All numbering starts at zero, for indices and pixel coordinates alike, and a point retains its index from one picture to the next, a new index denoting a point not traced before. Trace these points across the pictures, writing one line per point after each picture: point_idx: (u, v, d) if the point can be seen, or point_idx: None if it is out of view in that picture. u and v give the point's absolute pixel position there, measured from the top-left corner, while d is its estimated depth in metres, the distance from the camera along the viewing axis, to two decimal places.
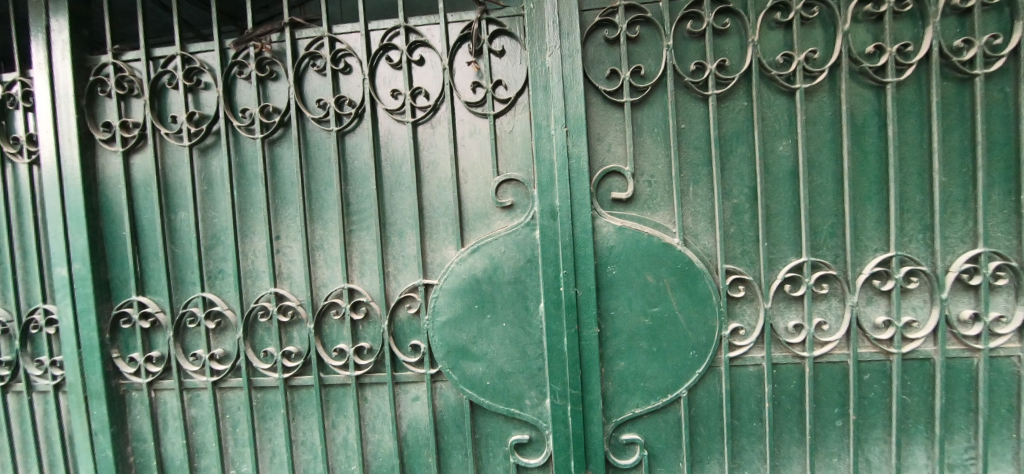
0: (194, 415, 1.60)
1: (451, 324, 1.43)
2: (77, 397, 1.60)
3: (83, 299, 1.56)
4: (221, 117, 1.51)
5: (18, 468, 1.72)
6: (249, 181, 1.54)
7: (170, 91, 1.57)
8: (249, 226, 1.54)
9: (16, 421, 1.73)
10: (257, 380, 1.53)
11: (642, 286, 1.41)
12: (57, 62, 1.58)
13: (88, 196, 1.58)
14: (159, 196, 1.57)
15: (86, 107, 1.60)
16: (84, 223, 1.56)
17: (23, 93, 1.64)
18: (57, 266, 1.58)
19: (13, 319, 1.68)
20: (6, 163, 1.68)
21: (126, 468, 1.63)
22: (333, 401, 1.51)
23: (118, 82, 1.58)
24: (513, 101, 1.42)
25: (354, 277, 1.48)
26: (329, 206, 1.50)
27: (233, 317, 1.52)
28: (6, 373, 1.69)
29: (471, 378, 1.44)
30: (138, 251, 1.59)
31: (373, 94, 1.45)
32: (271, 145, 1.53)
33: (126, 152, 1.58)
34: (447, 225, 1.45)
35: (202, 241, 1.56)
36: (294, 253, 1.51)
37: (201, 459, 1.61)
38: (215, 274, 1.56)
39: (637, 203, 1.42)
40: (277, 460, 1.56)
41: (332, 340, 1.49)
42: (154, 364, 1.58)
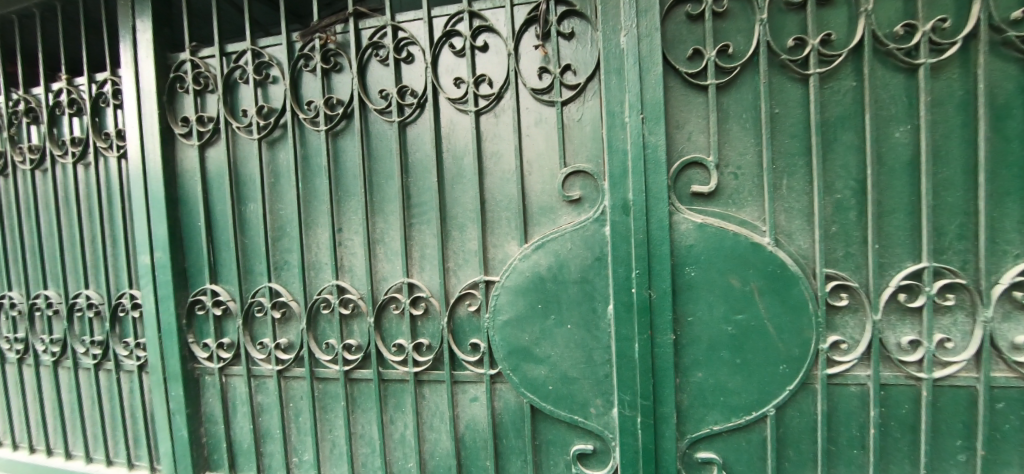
0: (260, 401, 1.64)
1: (513, 324, 1.35)
2: (158, 378, 1.69)
3: (164, 286, 1.65)
4: (288, 110, 1.52)
5: (110, 439, 1.87)
6: (313, 174, 1.54)
7: (241, 86, 1.61)
8: (312, 218, 1.54)
9: (107, 396, 1.86)
10: (319, 371, 1.54)
11: (725, 289, 1.26)
12: (142, 60, 1.66)
13: (168, 188, 1.66)
14: (231, 188, 1.61)
15: (167, 103, 1.67)
16: (164, 213, 1.64)
17: (113, 91, 1.74)
18: (141, 254, 1.67)
19: (104, 301, 1.80)
20: (98, 156, 1.80)
21: (199, 447, 1.71)
22: (391, 397, 1.49)
23: (195, 78, 1.64)
24: (583, 86, 1.31)
25: (414, 272, 1.44)
26: (390, 199, 1.46)
27: (297, 307, 1.54)
28: (99, 352, 1.82)
29: (533, 381, 1.36)
30: (211, 240, 1.65)
31: (436, 83, 1.40)
32: (334, 137, 1.52)
33: (202, 145, 1.64)
34: (510, 220, 1.38)
35: (269, 233, 1.58)
36: (355, 247, 1.50)
37: (266, 445, 1.65)
38: (281, 265, 1.58)
39: (722, 197, 1.27)
40: (337, 451, 1.57)
41: (391, 335, 1.46)
42: (225, 350, 1.63)
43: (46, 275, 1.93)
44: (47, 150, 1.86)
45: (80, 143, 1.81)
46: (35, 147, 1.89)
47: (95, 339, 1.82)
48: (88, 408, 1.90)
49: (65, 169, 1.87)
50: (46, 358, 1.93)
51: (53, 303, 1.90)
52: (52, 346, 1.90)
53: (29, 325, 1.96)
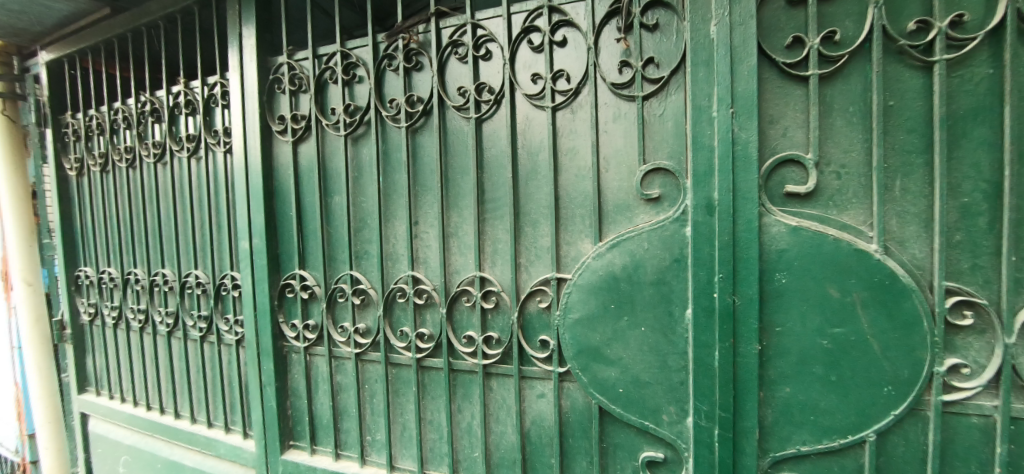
0: (339, 381, 1.75)
1: (585, 323, 1.33)
2: (253, 352, 1.86)
3: (261, 269, 1.81)
4: (372, 108, 1.60)
5: (210, 403, 2.09)
6: (393, 168, 1.61)
7: (330, 86, 1.71)
8: (390, 211, 1.61)
9: (208, 365, 2.08)
10: (393, 356, 1.61)
11: (821, 299, 1.16)
12: (247, 64, 1.83)
13: (265, 180, 1.81)
14: (319, 182, 1.73)
15: (266, 102, 1.83)
16: (262, 203, 1.79)
17: (222, 93, 1.93)
18: (241, 240, 1.85)
19: (210, 281, 2.02)
20: (208, 151, 2.00)
21: (285, 418, 1.86)
22: (460, 387, 1.53)
23: (291, 79, 1.77)
24: (667, 80, 1.26)
25: (486, 266, 1.46)
26: (465, 194, 1.49)
27: (376, 295, 1.62)
28: (204, 325, 2.04)
29: (603, 383, 1.33)
30: (300, 229, 1.78)
31: (514, 79, 1.40)
32: (413, 133, 1.57)
33: (295, 141, 1.77)
34: (584, 217, 1.35)
35: (352, 223, 1.68)
36: (430, 239, 1.54)
37: (343, 422, 1.76)
38: (362, 255, 1.67)
39: (821, 197, 1.16)
40: (408, 434, 1.64)
41: (462, 326, 1.50)
42: (310, 331, 1.76)
43: (164, 255, 2.19)
44: (167, 145, 2.11)
45: (194, 140, 2.03)
46: (158, 143, 2.15)
47: (202, 314, 2.04)
48: (194, 374, 2.14)
49: (181, 162, 2.11)
50: (162, 328, 2.19)
51: (169, 280, 2.16)
52: (167, 318, 2.17)
53: (150, 298, 2.24)
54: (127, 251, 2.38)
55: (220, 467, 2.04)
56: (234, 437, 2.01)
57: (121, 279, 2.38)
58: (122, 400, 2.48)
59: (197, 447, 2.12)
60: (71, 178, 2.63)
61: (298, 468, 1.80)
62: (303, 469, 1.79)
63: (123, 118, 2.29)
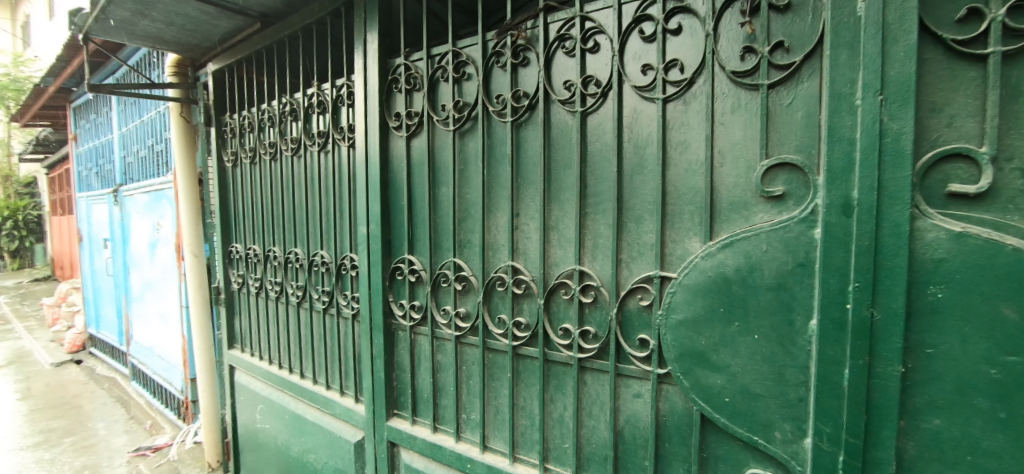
0: (440, 360, 1.88)
1: (689, 326, 1.27)
2: (367, 326, 2.07)
3: (375, 253, 2.00)
4: (480, 104, 1.67)
5: (329, 368, 2.38)
6: (496, 162, 1.67)
7: (442, 84, 1.82)
8: (493, 202, 1.68)
9: (328, 334, 2.36)
10: (490, 342, 1.69)
11: (991, 321, 0.92)
12: (370, 66, 2.01)
13: (381, 171, 1.99)
14: (429, 174, 1.86)
15: (385, 101, 2.00)
16: (378, 193, 1.98)
17: (348, 93, 2.16)
18: (360, 226, 2.06)
19: (332, 261, 2.28)
20: (334, 145, 2.25)
21: (390, 389, 2.05)
22: (553, 377, 1.56)
23: (407, 79, 1.92)
24: (799, 66, 1.12)
25: (585, 261, 1.46)
26: (567, 187, 1.50)
27: (476, 282, 1.71)
28: (327, 299, 2.31)
29: (707, 389, 1.26)
30: (411, 218, 1.93)
31: (622, 71, 1.37)
32: (518, 128, 1.61)
33: (409, 136, 1.91)
34: (693, 214, 1.29)
35: (457, 214, 1.78)
36: (530, 231, 1.58)
37: (441, 398, 1.89)
38: (465, 244, 1.77)
39: (998, 199, 0.93)
40: (500, 417, 1.71)
41: (558, 318, 1.51)
42: (416, 311, 1.91)
43: (296, 237, 2.52)
44: (302, 141, 2.41)
45: (324, 136, 2.30)
46: (295, 138, 2.47)
47: (325, 289, 2.32)
48: (316, 342, 2.43)
49: (313, 155, 2.40)
50: (293, 299, 2.54)
51: (300, 258, 2.48)
52: (298, 291, 2.50)
53: (284, 273, 2.60)
54: (267, 232, 2.77)
55: (335, 424, 2.32)
56: (347, 400, 2.27)
57: (263, 255, 2.78)
58: (260, 358, 2.91)
59: (317, 405, 2.42)
60: (227, 169, 3.13)
61: (400, 435, 1.98)
62: (405, 436, 1.96)
63: (268, 118, 2.66)
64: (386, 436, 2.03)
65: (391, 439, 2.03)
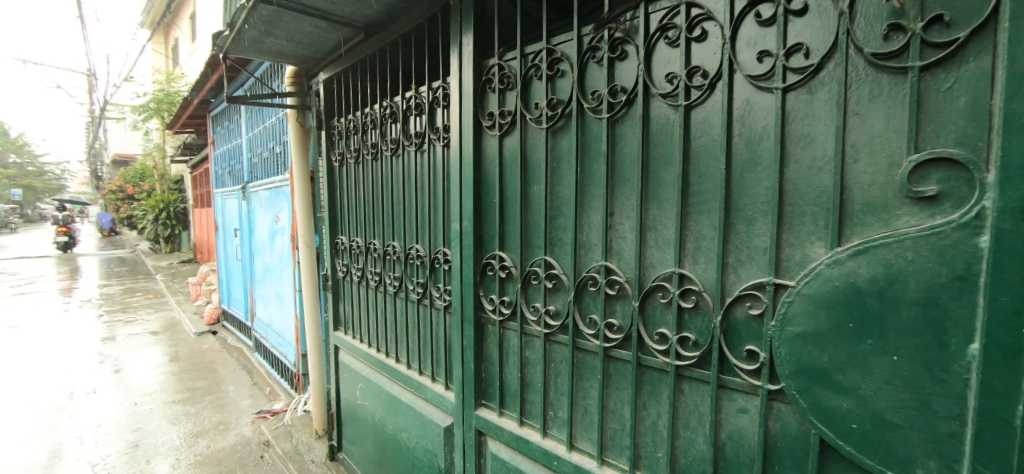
0: (528, 356, 1.91)
1: (809, 340, 1.14)
2: (458, 318, 2.16)
3: (468, 248, 2.08)
4: (575, 100, 1.65)
5: (422, 355, 2.53)
6: (590, 159, 1.64)
7: (535, 82, 1.82)
8: (586, 200, 1.66)
9: (422, 324, 2.52)
10: (580, 342, 1.68)
11: None
12: (465, 68, 2.08)
13: (475, 169, 2.05)
14: (521, 172, 1.88)
15: (480, 101, 2.05)
16: (471, 191, 2.05)
17: (443, 95, 2.25)
18: (454, 222, 2.15)
19: (427, 254, 2.42)
20: (430, 145, 2.37)
21: (479, 380, 2.12)
22: (646, 383, 1.50)
23: (501, 79, 1.95)
24: (964, 42, 0.92)
25: (686, 264, 1.39)
26: (667, 186, 1.43)
27: (567, 281, 1.70)
28: (421, 290, 2.46)
29: (828, 411, 1.13)
30: (503, 215, 1.98)
31: (734, 59, 1.26)
32: (614, 124, 1.56)
33: (502, 135, 1.95)
34: (817, 217, 1.15)
35: (549, 212, 1.79)
36: (624, 231, 1.54)
37: (529, 393, 1.92)
38: (556, 242, 1.77)
39: None
40: (588, 418, 1.70)
41: (654, 322, 1.46)
42: (505, 307, 1.96)
43: (394, 231, 2.70)
44: (401, 141, 2.58)
45: (421, 136, 2.42)
46: (394, 139, 2.65)
47: (420, 281, 2.47)
48: (411, 330, 2.60)
49: (410, 155, 2.55)
50: (391, 289, 2.73)
51: (397, 251, 2.66)
52: (395, 281, 2.69)
53: (383, 265, 2.80)
54: (368, 226, 3.00)
55: (426, 408, 2.46)
56: (437, 387, 2.39)
57: (364, 247, 3.03)
58: (360, 341, 3.18)
59: (411, 389, 2.59)
60: (335, 168, 3.45)
61: (488, 425, 2.05)
62: (493, 427, 2.02)
63: (370, 121, 2.88)
64: (474, 425, 2.12)
65: (478, 428, 2.11)
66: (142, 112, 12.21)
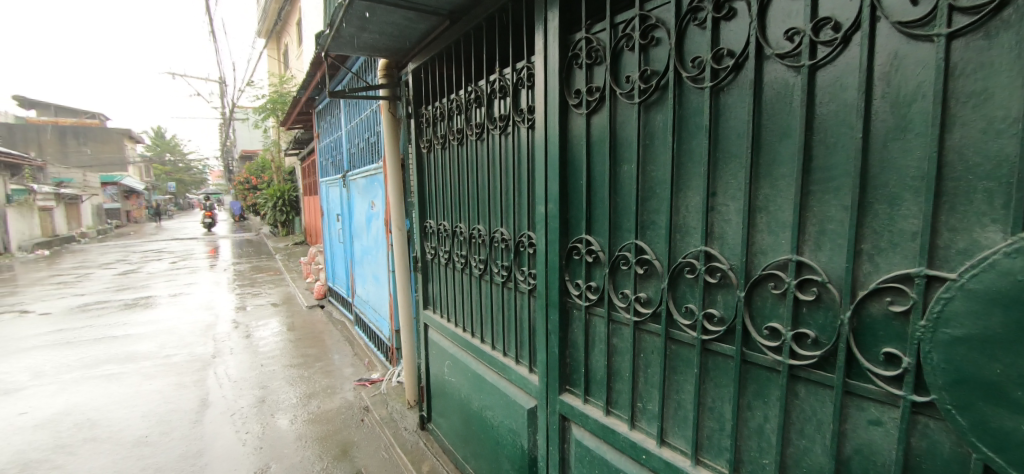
0: (616, 344, 1.84)
1: (974, 345, 0.91)
2: (543, 302, 2.14)
3: (554, 232, 2.04)
4: (672, 70, 1.50)
5: (506, 336, 2.57)
6: (689, 134, 1.49)
7: (626, 54, 1.70)
8: (683, 180, 1.52)
9: (507, 306, 2.55)
10: (674, 332, 1.57)
11: None
12: (551, 45, 2.01)
13: (561, 150, 1.99)
14: (610, 151, 1.78)
15: (566, 79, 1.97)
16: (557, 172, 1.99)
17: (527, 75, 2.21)
18: (539, 205, 2.12)
19: (512, 238, 2.42)
20: (514, 128, 2.35)
21: (564, 365, 2.10)
22: (751, 381, 1.36)
23: (588, 53, 1.85)
24: None
25: (805, 251, 1.21)
26: (783, 162, 1.25)
27: (660, 267, 1.59)
28: (506, 273, 2.49)
29: (997, 433, 0.90)
30: (590, 198, 1.90)
31: (877, 3, 1.03)
32: (718, 94, 1.39)
33: (589, 113, 1.86)
34: (991, 195, 0.91)
35: (641, 193, 1.68)
36: (729, 214, 1.39)
37: (616, 383, 1.86)
38: (648, 225, 1.66)
39: None
40: (682, 414, 1.59)
41: (764, 315, 1.30)
42: (592, 292, 1.90)
43: (480, 215, 2.75)
44: (486, 125, 2.59)
45: (505, 119, 2.41)
46: (478, 123, 2.67)
47: (505, 264, 2.49)
48: (496, 311, 2.65)
49: (495, 138, 2.56)
50: (476, 271, 2.80)
51: (482, 234, 2.70)
52: (480, 263, 2.75)
53: (469, 248, 2.87)
54: (455, 210, 3.09)
55: (511, 389, 2.50)
56: (522, 369, 2.42)
57: (451, 231, 3.13)
58: (448, 321, 3.32)
59: (496, 369, 2.65)
60: (423, 154, 3.59)
61: (573, 410, 2.03)
62: (577, 413, 1.99)
63: (456, 107, 2.93)
64: (558, 409, 2.11)
65: (562, 413, 2.09)
66: (262, 112, 13.84)
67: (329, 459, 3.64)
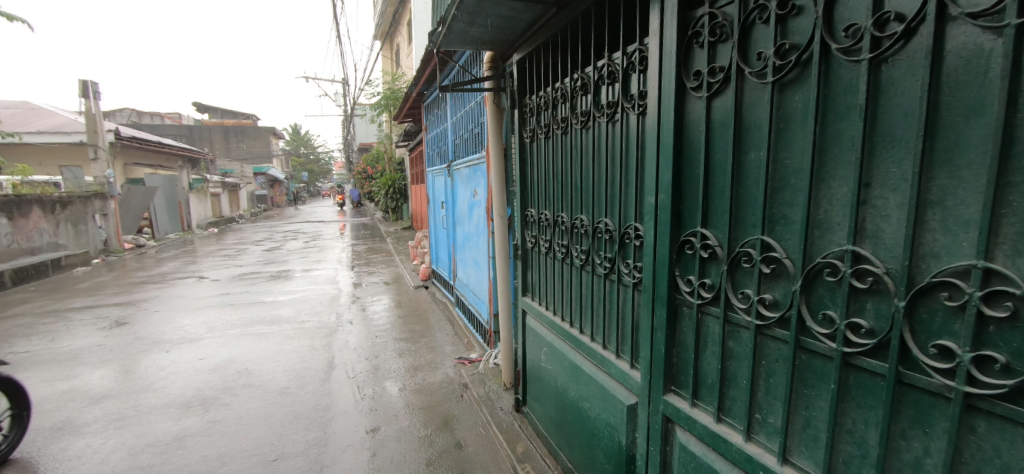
0: (732, 348, 1.71)
1: None
2: (649, 297, 2.06)
3: (664, 224, 1.93)
4: (817, 43, 1.30)
5: (607, 329, 2.52)
6: (836, 116, 1.29)
7: (758, 27, 1.52)
8: (826, 168, 1.32)
9: (609, 299, 2.50)
10: (806, 341, 1.40)
11: None
12: (668, 24, 1.87)
13: (676, 137, 1.87)
14: (734, 137, 1.63)
15: (684, 60, 1.84)
16: (671, 161, 1.88)
17: (640, 58, 2.10)
18: (649, 196, 2.02)
19: (617, 230, 2.35)
20: (624, 115, 2.26)
21: (670, 364, 2.00)
22: (907, 407, 1.16)
23: (712, 30, 1.69)
24: None
25: (997, 256, 0.98)
26: (968, 147, 1.01)
27: (792, 267, 1.42)
28: (609, 265, 2.43)
29: None
30: (708, 189, 1.76)
31: None
32: (879, 67, 1.17)
33: (710, 96, 1.71)
34: None
35: (770, 184, 1.51)
36: (888, 209, 1.17)
37: (731, 389, 1.73)
38: (779, 219, 1.49)
39: None
40: (812, 432, 1.42)
41: (931, 330, 1.10)
42: (706, 290, 1.77)
43: (583, 204, 2.72)
44: (592, 113, 2.53)
45: (614, 106, 2.33)
46: (584, 112, 2.62)
47: (608, 255, 2.44)
48: (596, 303, 2.62)
49: (601, 126, 2.49)
50: (577, 262, 2.78)
51: (585, 225, 2.67)
52: (582, 254, 2.72)
53: (571, 238, 2.86)
54: (557, 200, 3.10)
55: (610, 382, 2.46)
56: (622, 363, 2.36)
57: (552, 220, 3.14)
58: (546, 308, 3.36)
59: (595, 361, 2.62)
60: (526, 144, 3.65)
61: (678, 413, 1.93)
62: (684, 416, 1.90)
63: (561, 95, 2.91)
64: (662, 409, 2.02)
65: (666, 414, 2.01)
66: (378, 108, 15.21)
67: (432, 428, 3.95)
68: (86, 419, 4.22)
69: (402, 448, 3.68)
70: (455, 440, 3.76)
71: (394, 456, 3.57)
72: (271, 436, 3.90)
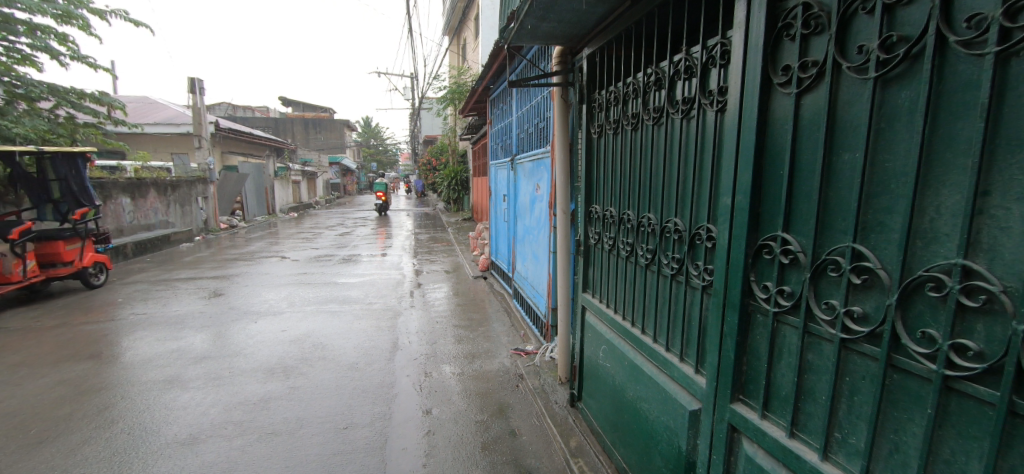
0: (811, 360, 1.62)
1: None
2: (719, 301, 1.99)
3: (740, 226, 1.85)
4: (930, 35, 1.18)
5: (670, 331, 2.47)
6: (950, 115, 1.17)
7: (861, 16, 1.40)
8: (933, 174, 1.21)
9: (674, 300, 2.44)
10: (899, 359, 1.29)
11: None
12: (755, 16, 1.77)
13: (759, 136, 1.78)
14: (825, 138, 1.52)
15: (771, 54, 1.74)
16: (751, 161, 1.80)
17: (722, 51, 2.01)
18: (725, 197, 1.95)
19: (687, 230, 2.29)
20: (701, 112, 2.18)
21: (738, 372, 1.93)
22: (1019, 442, 1.05)
23: (805, 21, 1.59)
24: None
25: None
26: None
27: (887, 279, 1.32)
28: (677, 266, 2.37)
29: None
30: (792, 191, 1.67)
31: None
32: (1007, 62, 1.04)
33: (799, 92, 1.61)
34: None
35: (867, 188, 1.40)
36: (1010, 221, 1.05)
37: (807, 403, 1.64)
38: (874, 227, 1.38)
39: None
40: (901, 458, 1.32)
41: None
42: (784, 297, 1.69)
43: (651, 203, 2.66)
44: (665, 109, 2.46)
45: (690, 102, 2.25)
46: (658, 107, 2.55)
47: (676, 256, 2.38)
48: (660, 304, 2.58)
49: (675, 123, 2.42)
50: (642, 260, 2.74)
51: (652, 223, 2.61)
52: (647, 252, 2.67)
53: (636, 236, 2.82)
54: (623, 197, 3.05)
55: (671, 385, 2.41)
56: (686, 367, 2.30)
57: (617, 218, 3.10)
58: (607, 306, 3.35)
59: (656, 363, 2.58)
60: (593, 139, 3.61)
61: (746, 423, 1.87)
62: (752, 428, 1.83)
63: (632, 90, 2.85)
64: (728, 418, 1.97)
65: (732, 423, 1.95)
66: (444, 102, 15.65)
67: (488, 414, 4.09)
68: (190, 376, 4.85)
69: (459, 430, 3.85)
70: (509, 428, 3.86)
71: (451, 437, 3.75)
72: (342, 406, 4.25)
